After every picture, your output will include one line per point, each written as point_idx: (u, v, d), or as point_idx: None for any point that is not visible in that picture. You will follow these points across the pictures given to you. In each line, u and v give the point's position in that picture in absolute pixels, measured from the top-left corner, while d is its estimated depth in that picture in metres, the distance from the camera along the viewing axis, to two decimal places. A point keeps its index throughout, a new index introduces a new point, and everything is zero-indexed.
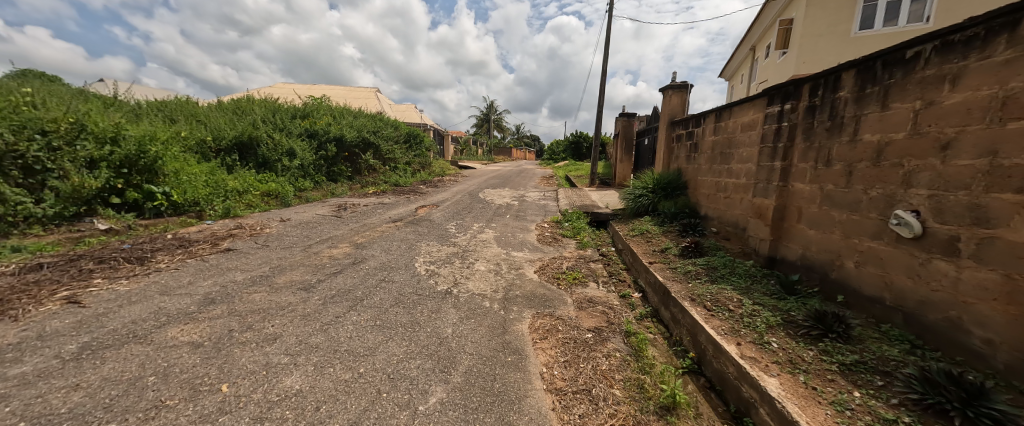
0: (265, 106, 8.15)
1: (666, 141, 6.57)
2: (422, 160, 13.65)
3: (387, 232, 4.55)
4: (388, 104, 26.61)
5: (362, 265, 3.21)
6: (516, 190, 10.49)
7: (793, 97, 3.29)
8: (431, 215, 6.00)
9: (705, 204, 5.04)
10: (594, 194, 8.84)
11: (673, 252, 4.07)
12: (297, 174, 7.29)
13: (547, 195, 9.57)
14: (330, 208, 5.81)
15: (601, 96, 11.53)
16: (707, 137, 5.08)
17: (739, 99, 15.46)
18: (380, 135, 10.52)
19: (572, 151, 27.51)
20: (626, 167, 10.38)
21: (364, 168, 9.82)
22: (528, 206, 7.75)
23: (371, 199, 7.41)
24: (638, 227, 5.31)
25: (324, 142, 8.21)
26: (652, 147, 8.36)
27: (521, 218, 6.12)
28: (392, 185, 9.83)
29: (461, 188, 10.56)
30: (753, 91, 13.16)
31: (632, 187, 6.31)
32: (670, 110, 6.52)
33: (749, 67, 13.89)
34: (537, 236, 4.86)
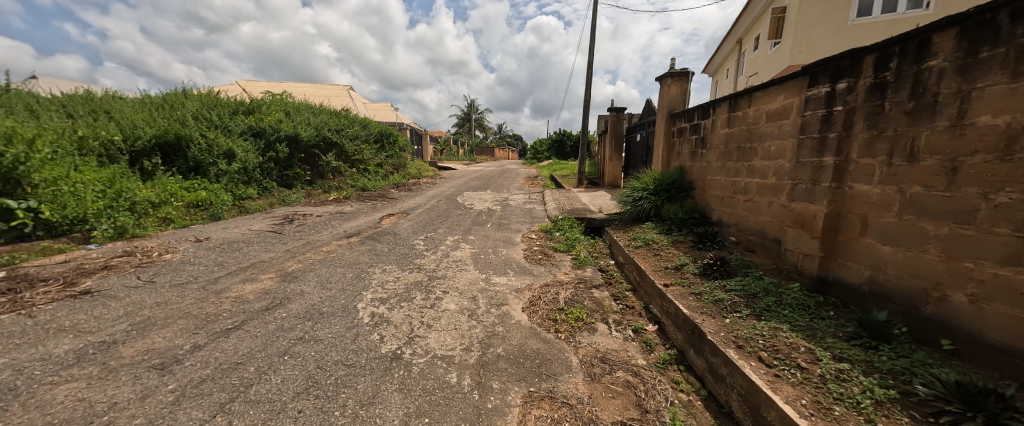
0: (201, 100, 6.98)
1: (665, 137, 5.83)
2: (395, 162, 12.54)
3: (334, 253, 3.60)
4: (361, 103, 25.22)
5: (279, 309, 2.28)
6: (498, 193, 9.61)
7: (849, 74, 2.56)
8: (397, 226, 5.06)
9: (717, 208, 4.32)
10: (584, 196, 8.06)
11: (692, 270, 3.29)
12: (238, 179, 6.20)
13: (533, 198, 8.74)
14: (271, 222, 4.79)
15: (587, 91, 10.81)
16: (718, 130, 4.36)
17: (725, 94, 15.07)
18: (345, 134, 9.40)
19: (555, 150, 26.84)
20: (616, 166, 9.67)
21: (326, 172, 8.72)
22: (512, 211, 6.89)
23: (331, 207, 6.40)
24: (641, 237, 4.53)
25: (274, 141, 7.09)
26: (646, 143, 7.64)
27: (503, 228, 5.27)
28: (359, 190, 8.77)
29: (437, 192, 9.60)
30: (741, 86, 12.72)
31: (630, 189, 5.53)
32: (668, 101, 5.79)
33: (736, 61, 13.46)
34: (523, 252, 4.01)
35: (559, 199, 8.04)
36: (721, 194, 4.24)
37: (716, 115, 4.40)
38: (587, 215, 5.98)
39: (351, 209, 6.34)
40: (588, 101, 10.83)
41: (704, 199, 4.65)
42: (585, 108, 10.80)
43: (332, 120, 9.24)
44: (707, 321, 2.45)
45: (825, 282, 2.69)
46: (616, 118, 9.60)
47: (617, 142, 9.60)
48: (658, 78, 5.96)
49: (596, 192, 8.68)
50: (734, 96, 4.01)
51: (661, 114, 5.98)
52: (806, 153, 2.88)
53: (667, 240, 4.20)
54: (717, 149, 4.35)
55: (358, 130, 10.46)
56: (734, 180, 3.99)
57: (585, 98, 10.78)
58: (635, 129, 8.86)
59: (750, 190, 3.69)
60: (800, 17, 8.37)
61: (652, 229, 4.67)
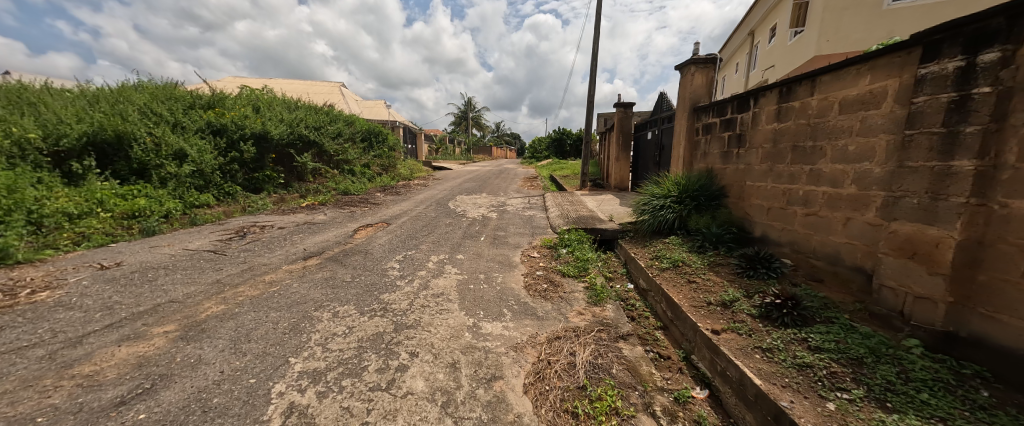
0: (154, 91, 6.09)
1: (688, 134, 5.02)
2: (384, 162, 11.67)
3: (279, 285, 2.76)
4: (353, 101, 24.38)
5: (140, 404, 1.44)
6: (494, 196, 8.80)
7: (1002, 40, 1.74)
8: (372, 241, 4.23)
9: (761, 221, 3.52)
10: (589, 202, 7.23)
11: (748, 310, 2.48)
12: (191, 183, 5.34)
13: (532, 202, 7.92)
14: (218, 238, 3.96)
15: (591, 85, 10.00)
16: (762, 125, 3.55)
17: (735, 90, 14.30)
18: (325, 132, 8.52)
19: (555, 148, 26.07)
20: (623, 166, 8.87)
21: (302, 174, 7.87)
22: (509, 219, 6.07)
23: (301, 215, 5.56)
24: (668, 256, 3.71)
25: (238, 139, 6.19)
26: (661, 142, 6.83)
27: (499, 242, 4.45)
28: (340, 194, 7.91)
29: (428, 195, 8.79)
30: (754, 80, 11.95)
31: (649, 196, 4.71)
32: (692, 92, 4.97)
33: (748, 54, 12.68)
34: (524, 278, 3.20)
35: (562, 204, 7.21)
36: (767, 205, 3.44)
37: (759, 107, 3.59)
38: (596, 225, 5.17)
39: (324, 218, 5.48)
40: (593, 95, 9.99)
41: (742, 209, 3.84)
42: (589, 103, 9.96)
43: (310, 116, 8.34)
44: (799, 405, 1.64)
45: (955, 340, 1.88)
46: (624, 114, 8.78)
47: (624, 141, 8.78)
48: (679, 66, 5.13)
49: (603, 196, 7.87)
50: (787, 83, 3.21)
51: (682, 107, 5.17)
52: (916, 153, 2.08)
53: (702, 262, 3.39)
54: (761, 149, 3.54)
55: (341, 127, 9.58)
56: (787, 188, 3.19)
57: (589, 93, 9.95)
58: (645, 126, 8.06)
59: (815, 202, 2.88)
60: (828, 2, 7.52)
61: (680, 246, 3.85)
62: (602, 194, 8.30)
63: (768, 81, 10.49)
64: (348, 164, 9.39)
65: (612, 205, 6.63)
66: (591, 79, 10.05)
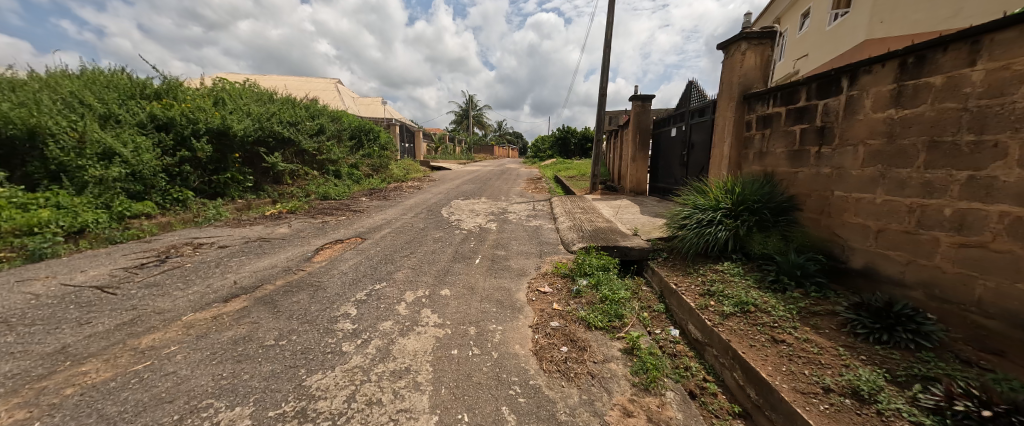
0: (89, 77, 5.12)
1: (736, 128, 3.99)
2: (373, 162, 10.68)
3: (152, 358, 1.78)
4: (350, 98, 23.45)
5: None
6: (495, 201, 7.81)
7: None
8: (333, 267, 3.24)
9: (864, 248, 2.51)
10: (603, 210, 6.23)
11: (915, 416, 1.47)
12: (124, 189, 4.39)
13: (538, 209, 6.93)
14: (125, 265, 2.98)
15: (603, 76, 8.96)
16: (866, 114, 2.53)
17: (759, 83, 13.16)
18: (302, 129, 7.55)
19: (559, 147, 25.09)
20: (640, 168, 7.88)
21: (276, 176, 7.01)
22: (512, 231, 5.06)
23: (257, 227, 4.61)
24: (729, 293, 2.71)
25: (190, 136, 5.23)
26: (690, 140, 5.82)
27: (499, 268, 3.45)
28: (318, 200, 6.98)
29: (420, 200, 7.84)
30: (782, 71, 10.83)
31: (689, 207, 3.69)
32: (742, 75, 3.94)
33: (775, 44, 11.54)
34: (533, 334, 2.20)
35: (573, 212, 6.21)
36: (875, 225, 2.43)
37: (861, 88, 2.57)
38: (620, 242, 4.16)
39: (285, 230, 4.54)
40: (604, 88, 8.94)
41: (827, 229, 2.83)
42: (600, 97, 8.91)
43: (286, 110, 7.36)
44: None
45: None
46: (642, 109, 7.75)
47: (642, 139, 7.75)
48: (724, 43, 4.11)
49: (618, 203, 6.85)
50: (919, 49, 2.18)
51: (727, 95, 4.14)
52: None
53: (785, 307, 2.38)
54: (865, 147, 2.52)
55: (323, 123, 8.59)
56: (919, 203, 2.17)
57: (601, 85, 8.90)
58: (667, 122, 7.03)
59: (983, 227, 1.87)
60: None
61: (743, 278, 2.85)
62: (616, 200, 7.29)
63: (800, 73, 9.40)
64: (331, 165, 8.46)
65: (633, 215, 5.62)
66: (604, 70, 8.97)
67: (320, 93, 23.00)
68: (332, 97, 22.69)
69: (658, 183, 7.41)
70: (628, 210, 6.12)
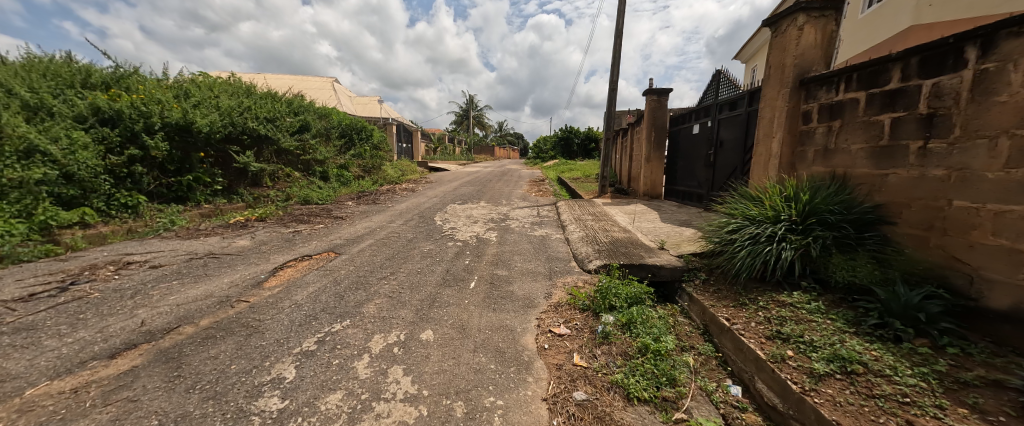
0: (24, 63, 4.42)
1: (790, 121, 3.27)
2: (365, 163, 9.97)
3: None
4: (345, 97, 22.77)
5: None
6: (495, 206, 7.08)
7: None
8: (286, 295, 2.53)
9: (1015, 283, 1.77)
10: (617, 217, 5.52)
11: None
12: (52, 194, 3.70)
13: (543, 215, 6.21)
14: (6, 297, 2.26)
15: (614, 68, 8.24)
16: (1015, 92, 1.79)
17: None
18: (283, 126, 6.85)
19: (562, 148, 24.39)
20: (656, 170, 7.19)
21: (251, 177, 6.33)
22: (515, 243, 4.35)
23: (212, 238, 3.91)
24: (815, 341, 1.96)
25: (142, 131, 4.53)
26: (720, 138, 5.10)
27: (499, 296, 2.74)
28: (298, 204, 6.29)
29: (412, 204, 7.13)
30: None
31: (737, 218, 2.97)
32: (798, 55, 3.21)
33: None
34: (549, 416, 1.48)
35: (584, 219, 5.50)
36: None
37: (1005, 58, 1.84)
38: (645, 259, 3.45)
39: (245, 242, 3.83)
40: (615, 82, 8.21)
41: (941, 251, 2.11)
42: (610, 92, 8.19)
43: (264, 105, 6.65)
44: None
45: None
46: (658, 104, 7.03)
47: (658, 138, 7.04)
48: (775, 17, 3.38)
49: (632, 210, 6.14)
50: None
51: (777, 81, 3.41)
52: None
53: (914, 371, 1.63)
54: (1014, 139, 1.79)
55: (309, 120, 7.90)
56: None
57: (612, 79, 8.18)
58: (687, 118, 6.33)
59: None
60: None
61: (826, 317, 2.12)
62: (630, 206, 6.58)
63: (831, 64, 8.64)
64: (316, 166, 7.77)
65: (653, 225, 4.90)
66: (615, 63, 8.24)
67: (316, 93, 22.38)
68: (328, 97, 22.06)
69: (676, 186, 6.71)
70: (646, 218, 5.41)
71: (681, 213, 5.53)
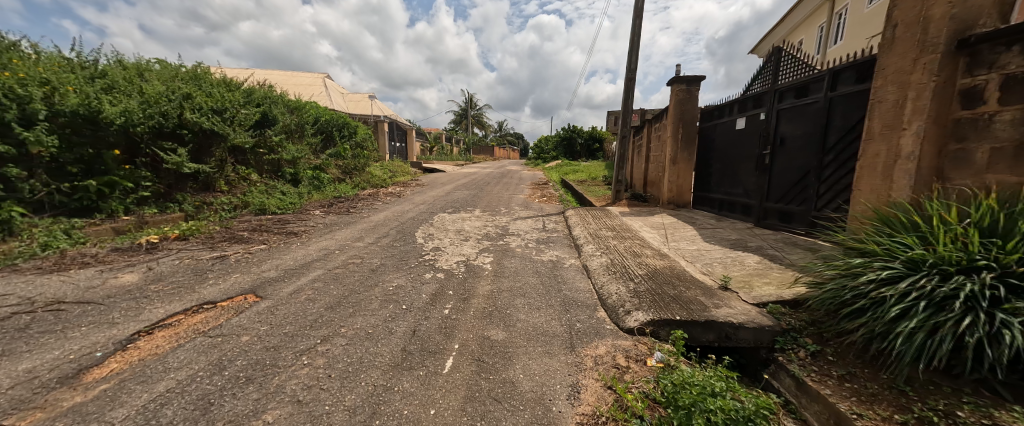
0: None
1: (940, 105, 2.15)
2: (344, 164, 8.81)
3: None
4: (337, 95, 21.67)
5: None
6: (492, 217, 5.95)
7: None
8: (100, 409, 1.39)
9: None
10: (644, 235, 4.38)
11: None
12: None
13: (551, 230, 5.08)
14: None
15: (632, 54, 7.08)
16: None
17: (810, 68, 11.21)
18: (236, 120, 5.70)
19: (564, 148, 23.27)
20: (684, 173, 6.08)
21: (198, 181, 5.34)
22: (516, 275, 3.21)
23: (86, 271, 2.75)
24: None
25: (15, 121, 3.41)
26: (781, 134, 3.98)
27: (490, 397, 1.59)
28: (251, 215, 5.17)
29: (394, 214, 6.00)
30: (851, 47, 8.85)
31: (878, 257, 1.83)
32: (959, 2, 2.07)
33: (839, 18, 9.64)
34: None
35: (603, 237, 4.36)
36: None
37: None
38: (713, 310, 2.31)
39: (133, 278, 2.69)
40: (633, 70, 7.05)
41: None
42: (627, 82, 7.03)
43: (213, 93, 5.52)
44: None
45: None
46: (688, 96, 5.92)
47: (686, 135, 5.94)
48: None
49: (660, 224, 5.00)
50: None
51: (913, 45, 2.27)
52: None
53: None
54: None
55: (273, 114, 6.73)
56: None
57: (629, 67, 7.01)
58: (726, 111, 5.22)
59: None
60: None
61: None
62: (654, 218, 5.44)
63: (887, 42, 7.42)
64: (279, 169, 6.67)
65: (696, 247, 3.76)
66: (632, 48, 7.05)
67: (304, 90, 21.20)
68: (317, 94, 20.94)
69: (709, 193, 5.62)
70: (681, 236, 4.27)
71: (725, 229, 4.40)
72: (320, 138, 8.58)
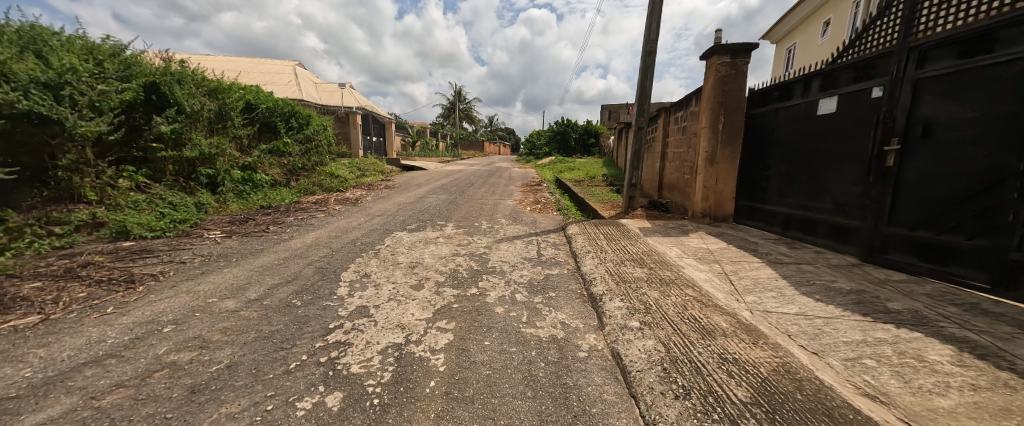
0: None
1: None
2: (284, 163, 7.05)
3: None
4: (308, 85, 19.74)
5: None
6: (468, 238, 4.36)
7: None
8: None
9: None
10: (697, 279, 2.83)
11: None
12: None
13: (549, 263, 3.52)
14: None
15: (652, 20, 5.51)
16: None
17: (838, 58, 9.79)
18: (89, 100, 3.97)
19: (557, 144, 21.74)
20: (727, 176, 4.57)
21: (53, 188, 3.81)
22: (490, 393, 1.62)
23: None
24: None
25: None
26: (923, 119, 2.50)
27: None
28: (104, 240, 3.47)
29: (331, 233, 4.36)
30: None
31: None
32: None
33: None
34: None
35: (632, 283, 2.80)
36: None
37: None
38: None
39: None
40: (653, 41, 5.45)
41: None
42: (645, 58, 5.44)
43: (54, 63, 3.81)
44: None
45: None
46: (733, 72, 4.40)
47: (731, 126, 4.45)
48: None
49: (707, 254, 3.44)
50: None
51: None
52: None
53: None
54: None
55: (173, 95, 4.99)
56: None
57: (648, 38, 5.42)
58: (797, 91, 3.70)
59: None
60: None
61: None
62: (693, 241, 3.89)
63: None
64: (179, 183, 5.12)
65: (799, 311, 2.23)
66: (652, 13, 5.47)
67: (271, 79, 19.21)
68: (286, 84, 18.99)
69: (764, 205, 4.10)
70: (756, 281, 2.73)
71: (818, 267, 2.88)
72: (252, 130, 6.79)
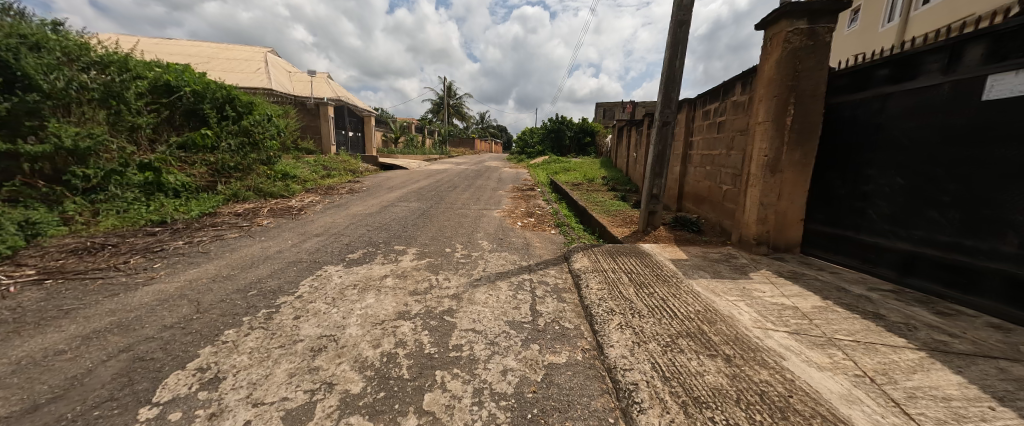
0: None
1: None
2: (207, 161, 5.58)
3: None
4: (279, 74, 18.06)
5: None
6: (429, 279, 2.97)
7: None
8: None
9: None
10: (835, 398, 1.50)
11: None
12: None
13: (551, 335, 2.17)
14: None
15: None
16: None
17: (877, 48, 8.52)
18: None
19: (550, 142, 20.42)
20: (796, 191, 3.29)
21: None
22: None
23: None
24: None
25: None
26: None
27: None
28: None
29: (226, 270, 2.94)
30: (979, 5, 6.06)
31: None
32: None
33: None
34: None
35: (711, 409, 1.47)
36: None
37: None
38: None
39: None
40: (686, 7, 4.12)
41: None
42: (675, 30, 4.11)
43: None
44: None
45: None
46: (810, 44, 3.10)
47: (804, 120, 3.17)
48: None
49: (806, 322, 2.13)
50: None
51: None
52: None
53: None
54: None
55: (16, 65, 3.70)
56: None
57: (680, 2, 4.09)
58: (927, 67, 2.43)
59: None
60: None
61: None
62: (766, 291, 2.58)
63: None
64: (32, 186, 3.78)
65: None
66: None
67: (237, 66, 17.46)
68: (254, 71, 17.26)
69: (859, 233, 2.84)
70: (951, 408, 1.42)
71: None
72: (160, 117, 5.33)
